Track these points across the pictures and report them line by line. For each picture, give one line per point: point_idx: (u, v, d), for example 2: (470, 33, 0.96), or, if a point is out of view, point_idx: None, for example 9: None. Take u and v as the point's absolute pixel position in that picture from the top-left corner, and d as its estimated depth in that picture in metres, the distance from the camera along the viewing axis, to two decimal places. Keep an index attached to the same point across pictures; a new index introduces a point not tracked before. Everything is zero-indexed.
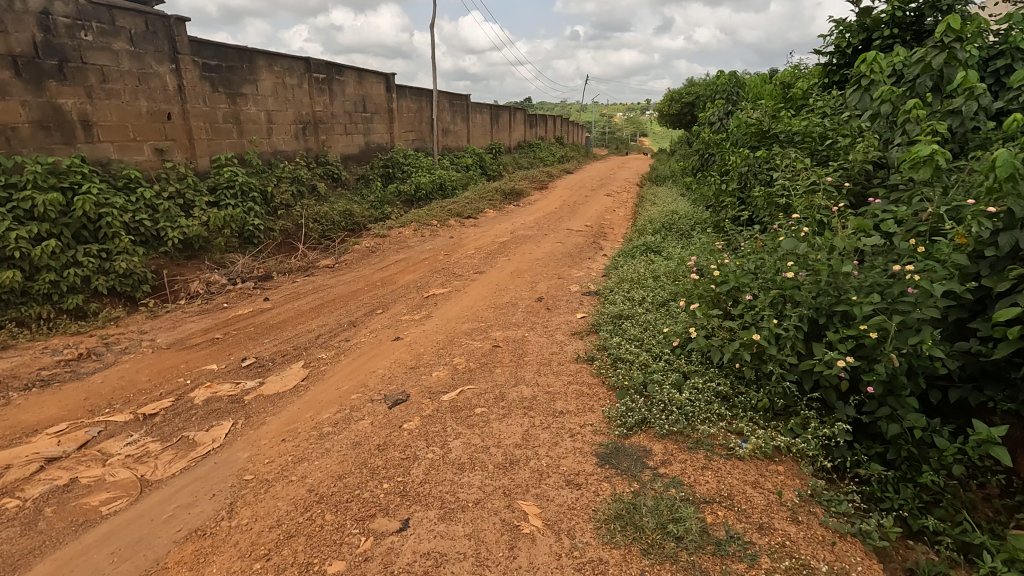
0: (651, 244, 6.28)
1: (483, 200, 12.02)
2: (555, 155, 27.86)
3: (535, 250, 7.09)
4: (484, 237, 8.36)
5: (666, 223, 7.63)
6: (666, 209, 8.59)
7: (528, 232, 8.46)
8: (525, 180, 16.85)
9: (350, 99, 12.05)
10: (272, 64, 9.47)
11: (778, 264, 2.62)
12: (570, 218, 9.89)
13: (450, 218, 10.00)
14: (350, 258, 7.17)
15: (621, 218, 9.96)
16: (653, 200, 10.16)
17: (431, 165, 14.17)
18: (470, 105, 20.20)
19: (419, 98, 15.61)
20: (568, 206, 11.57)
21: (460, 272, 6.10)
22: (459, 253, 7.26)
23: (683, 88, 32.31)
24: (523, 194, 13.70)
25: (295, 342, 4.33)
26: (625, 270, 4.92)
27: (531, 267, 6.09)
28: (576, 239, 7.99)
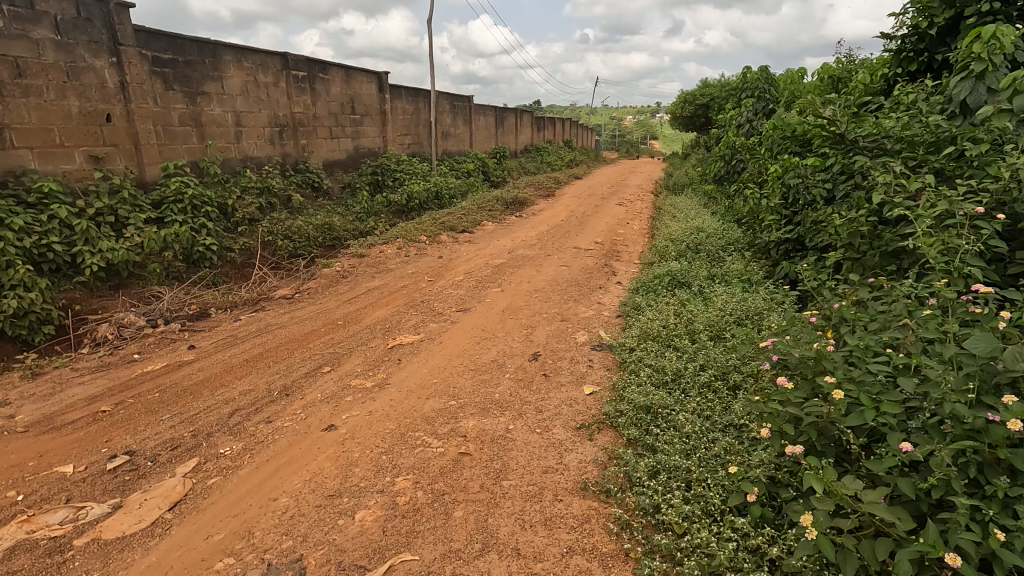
0: (677, 274, 5.10)
1: (482, 210, 10.91)
2: (563, 159, 26.71)
3: (535, 277, 5.94)
4: (478, 258, 7.22)
5: (693, 244, 6.44)
6: (689, 225, 7.41)
7: (528, 251, 7.32)
8: (531, 187, 15.74)
9: (336, 99, 10.96)
10: (241, 59, 8.41)
11: (952, 389, 1.52)
12: (578, 233, 8.73)
13: (442, 232, 8.87)
14: (317, 285, 6.05)
15: (636, 234, 8.78)
16: (672, 213, 8.97)
17: (428, 172, 13.08)
18: (473, 107, 19.13)
19: (416, 99, 14.51)
20: (576, 217, 10.42)
21: (440, 309, 4.96)
22: (445, 280, 6.12)
23: (697, 90, 31.03)
24: (527, 204, 12.56)
25: (198, 423, 3.16)
26: (648, 318, 3.74)
27: (528, 303, 4.95)
28: (584, 261, 6.84)
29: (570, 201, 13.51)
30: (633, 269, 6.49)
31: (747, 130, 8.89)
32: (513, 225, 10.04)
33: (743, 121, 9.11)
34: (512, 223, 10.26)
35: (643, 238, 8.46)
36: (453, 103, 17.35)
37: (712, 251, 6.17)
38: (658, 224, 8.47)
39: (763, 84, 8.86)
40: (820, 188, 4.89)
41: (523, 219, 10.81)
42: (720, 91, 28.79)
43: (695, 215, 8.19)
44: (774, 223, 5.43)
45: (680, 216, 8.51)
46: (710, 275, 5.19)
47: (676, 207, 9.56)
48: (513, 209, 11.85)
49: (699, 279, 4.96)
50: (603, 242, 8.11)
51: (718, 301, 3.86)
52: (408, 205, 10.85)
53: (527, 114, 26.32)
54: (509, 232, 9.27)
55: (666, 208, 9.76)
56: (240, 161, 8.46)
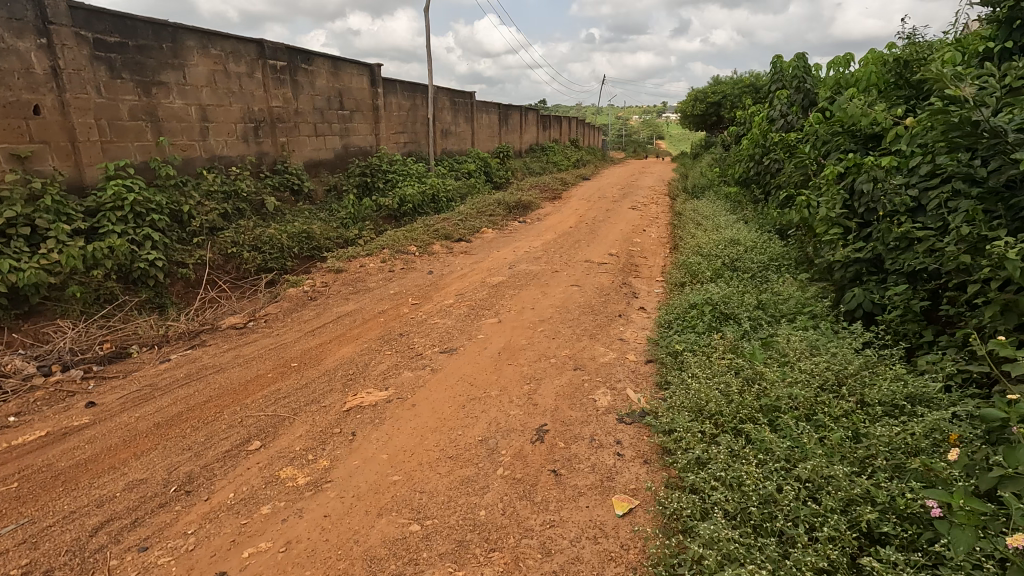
0: (719, 304, 4.07)
1: (481, 215, 9.90)
2: (569, 159, 25.63)
3: (539, 301, 4.93)
4: (475, 274, 6.20)
5: (728, 261, 5.40)
6: (720, 235, 6.35)
7: (533, 266, 6.28)
8: (535, 189, 14.73)
9: (322, 94, 9.97)
10: (207, 46, 7.43)
11: None
12: (590, 243, 7.68)
13: (434, 241, 7.86)
14: (279, 309, 5.04)
15: (655, 245, 7.73)
16: (696, 220, 7.91)
17: (425, 173, 12.09)
18: (475, 105, 18.14)
19: (412, 94, 13.50)
20: (586, 223, 9.37)
21: (421, 348, 3.93)
22: (432, 304, 5.09)
23: (708, 87, 29.84)
24: (531, 207, 11.53)
25: (44, 546, 2.15)
26: (698, 380, 2.71)
27: (531, 339, 3.93)
28: (598, 279, 5.80)
29: (578, 204, 12.46)
30: (657, 290, 5.46)
31: (781, 125, 7.82)
32: (515, 232, 9.02)
33: (776, 115, 8.03)
34: (514, 230, 9.25)
35: (664, 250, 7.42)
36: (453, 99, 16.30)
37: (755, 270, 5.13)
38: (682, 233, 7.42)
39: (801, 73, 7.81)
40: (903, 195, 3.85)
41: (526, 225, 9.78)
42: (733, 89, 27.64)
43: (724, 223, 7.14)
44: (837, 238, 4.39)
45: (706, 223, 7.46)
46: (759, 305, 4.16)
47: (699, 213, 8.51)
48: (516, 213, 10.82)
49: (750, 312, 3.92)
50: (620, 254, 7.07)
51: (794, 353, 2.82)
52: (399, 209, 9.88)
53: (532, 112, 25.25)
54: (511, 240, 8.24)
55: (686, 214, 8.70)
56: (207, 161, 7.49)
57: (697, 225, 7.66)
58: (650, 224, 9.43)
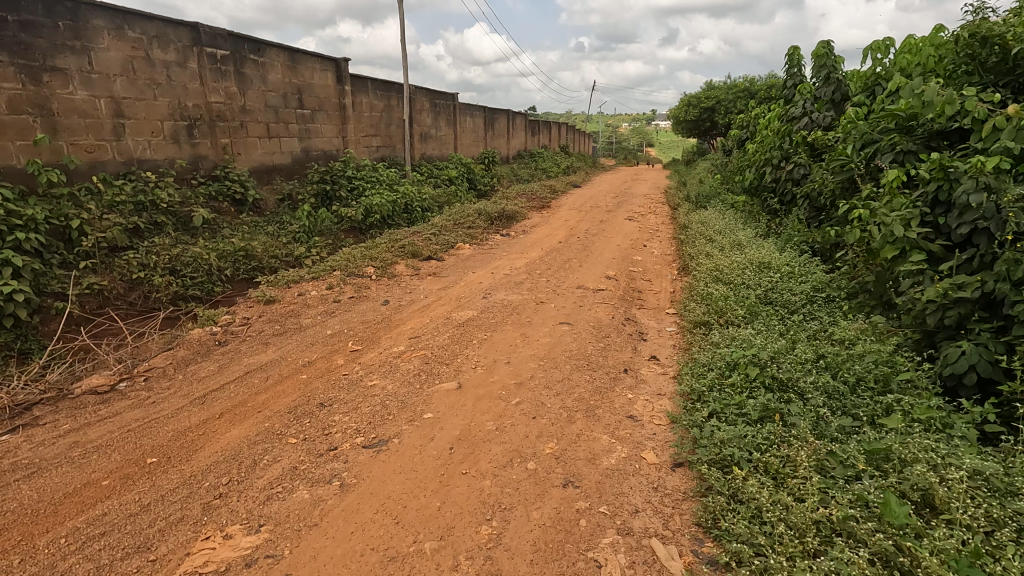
0: (768, 367, 2.88)
1: (457, 228, 8.67)
2: (558, 166, 24.51)
3: (517, 348, 3.71)
4: (440, 305, 4.97)
5: (760, 293, 4.21)
6: (743, 255, 5.16)
7: (513, 295, 5.06)
8: (522, 198, 13.56)
9: (275, 90, 8.73)
10: (122, 26, 6.18)
11: None
12: (583, 262, 6.49)
13: (396, 261, 6.62)
14: (171, 361, 3.78)
15: (661, 266, 6.55)
16: (706, 235, 6.75)
17: (398, 179, 10.87)
18: (458, 107, 16.98)
19: (385, 94, 12.28)
20: (578, 237, 8.17)
21: (340, 434, 2.69)
22: (376, 353, 3.84)
23: (702, 92, 28.85)
24: (517, 218, 10.33)
25: None
26: (792, 564, 1.55)
27: (501, 421, 2.71)
28: (595, 313, 4.59)
29: (569, 214, 11.28)
30: (671, 331, 4.26)
31: (805, 125, 6.68)
32: (495, 249, 7.80)
33: (798, 112, 6.88)
34: (495, 246, 8.03)
35: (671, 272, 6.24)
36: (433, 100, 15.09)
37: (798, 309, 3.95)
38: (692, 251, 6.25)
39: (829, 63, 6.67)
40: None
41: (510, 239, 8.58)
42: (727, 94, 26.70)
43: (743, 238, 5.97)
44: (921, 268, 3.22)
45: (721, 239, 6.28)
46: (823, 365, 2.98)
47: (708, 226, 7.34)
48: (499, 224, 9.61)
49: (818, 382, 2.74)
50: (620, 279, 5.87)
51: (951, 499, 1.68)
52: (364, 222, 8.65)
53: (520, 117, 24.12)
54: (491, 259, 7.02)
55: (694, 227, 7.52)
56: (123, 165, 6.21)
57: (708, 241, 6.49)
58: (651, 238, 8.27)
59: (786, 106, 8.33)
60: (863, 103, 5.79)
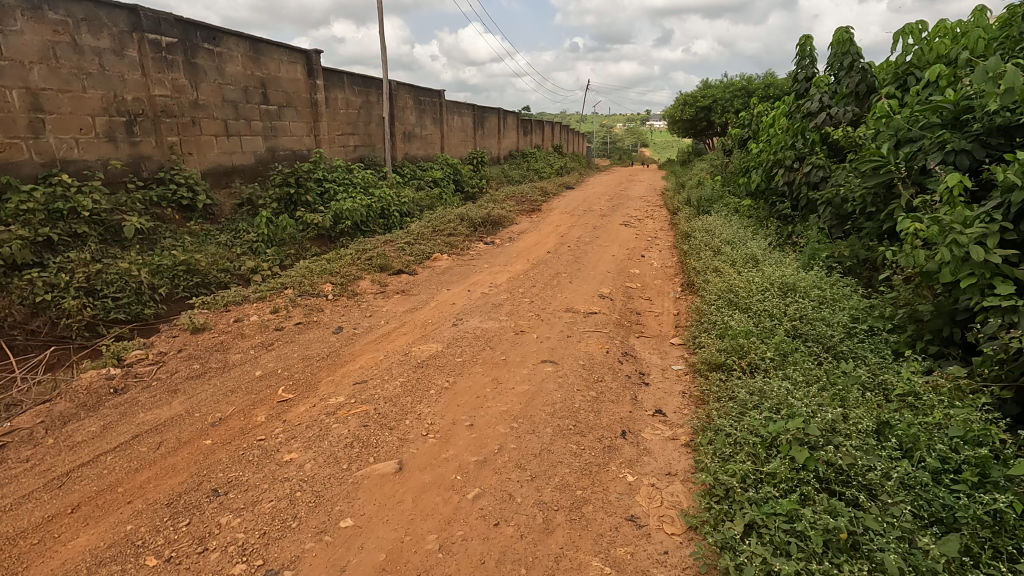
0: (818, 446, 2.12)
1: (436, 236, 7.87)
2: (551, 167, 23.71)
3: (486, 402, 2.92)
4: (401, 334, 4.17)
5: (787, 325, 3.45)
6: (759, 273, 4.40)
7: (489, 321, 4.27)
8: (512, 201, 12.80)
9: (234, 84, 7.91)
10: (40, 7, 5.38)
11: None
12: (574, 277, 5.70)
13: (360, 277, 5.81)
14: (46, 418, 2.96)
15: (662, 282, 5.77)
16: (712, 246, 5.98)
17: (376, 182, 10.06)
18: (445, 106, 16.19)
19: (363, 89, 11.46)
20: (568, 247, 7.39)
21: (219, 554, 1.90)
22: (307, 406, 3.04)
23: (698, 91, 28.12)
24: (503, 224, 9.54)
25: None
26: None
27: (446, 533, 1.92)
28: (585, 346, 3.81)
29: (559, 219, 10.48)
30: (678, 370, 3.49)
31: (823, 121, 5.92)
32: (477, 260, 7.00)
33: (814, 107, 6.12)
34: (476, 256, 7.23)
35: (673, 289, 5.47)
36: (417, 97, 14.26)
37: (836, 347, 3.19)
38: (698, 265, 5.47)
39: (851, 50, 5.90)
40: None
41: (494, 248, 7.78)
42: (724, 93, 25.98)
43: (757, 251, 5.20)
44: (1007, 302, 2.47)
45: (730, 251, 5.51)
46: (892, 441, 2.21)
47: (713, 234, 6.57)
48: (483, 231, 8.80)
49: (890, 470, 1.97)
50: (616, 299, 5.09)
51: None
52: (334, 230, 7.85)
53: (511, 115, 23.29)
54: (470, 273, 6.23)
55: (697, 236, 6.75)
56: (41, 167, 5.39)
57: (716, 254, 5.72)
58: (649, 247, 7.49)
59: (797, 102, 7.56)
60: (894, 96, 5.03)
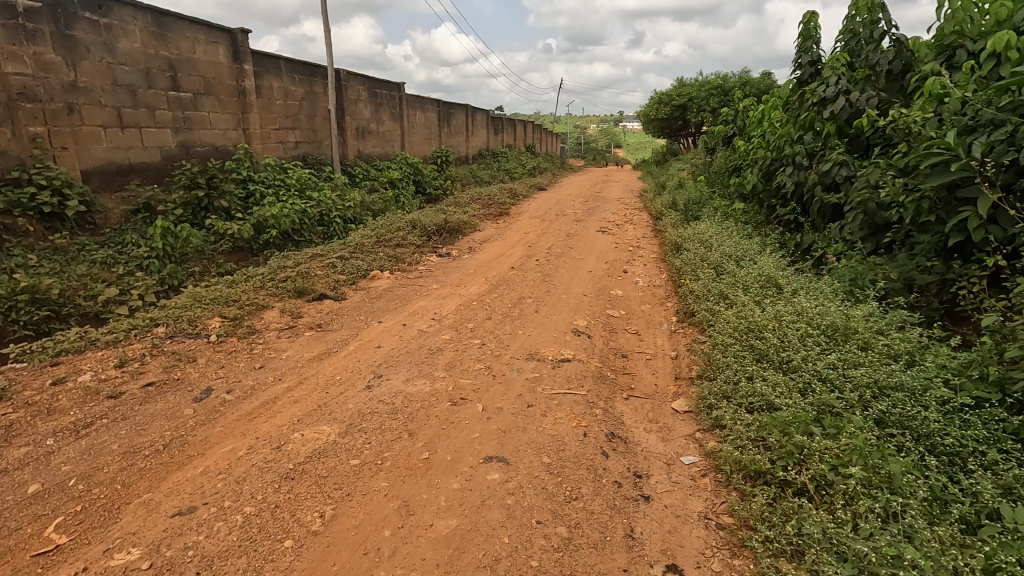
0: None
1: (379, 247, 6.58)
2: (522, 167, 22.54)
3: (378, 563, 1.71)
4: (292, 402, 2.91)
5: (854, 396, 2.32)
6: (786, 305, 3.28)
7: (419, 377, 3.04)
8: (477, 204, 11.60)
9: (130, 65, 6.52)
10: None
11: None
12: (542, 303, 4.51)
13: (267, 306, 4.51)
14: None
15: (651, 308, 4.62)
16: (711, 261, 4.85)
17: (318, 183, 8.74)
18: (405, 100, 14.89)
19: (305, 78, 10.10)
20: (536, 260, 6.20)
21: None
22: (69, 574, 1.75)
23: (673, 89, 27.31)
24: (464, 231, 8.30)
25: None
26: None
27: None
28: (554, 422, 2.61)
29: (528, 225, 9.28)
30: (691, 469, 2.33)
31: (843, 108, 4.86)
32: (425, 278, 5.75)
33: (830, 92, 5.05)
34: (425, 273, 5.98)
35: (666, 319, 4.33)
36: (372, 90, 12.92)
37: (939, 441, 2.09)
38: (698, 288, 4.34)
39: (878, 21, 4.86)
40: None
41: (448, 263, 6.53)
42: (700, 91, 25.20)
43: (773, 270, 4.08)
44: None
45: (737, 269, 4.39)
46: None
47: (710, 246, 5.45)
48: (439, 240, 7.54)
49: None
50: (595, 336, 3.92)
51: None
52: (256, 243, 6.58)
53: (479, 113, 22.04)
54: (411, 298, 4.99)
55: (689, 247, 5.63)
56: None
57: (718, 275, 4.60)
58: (632, 259, 6.36)
59: (800, 89, 6.50)
60: (939, 73, 3.98)
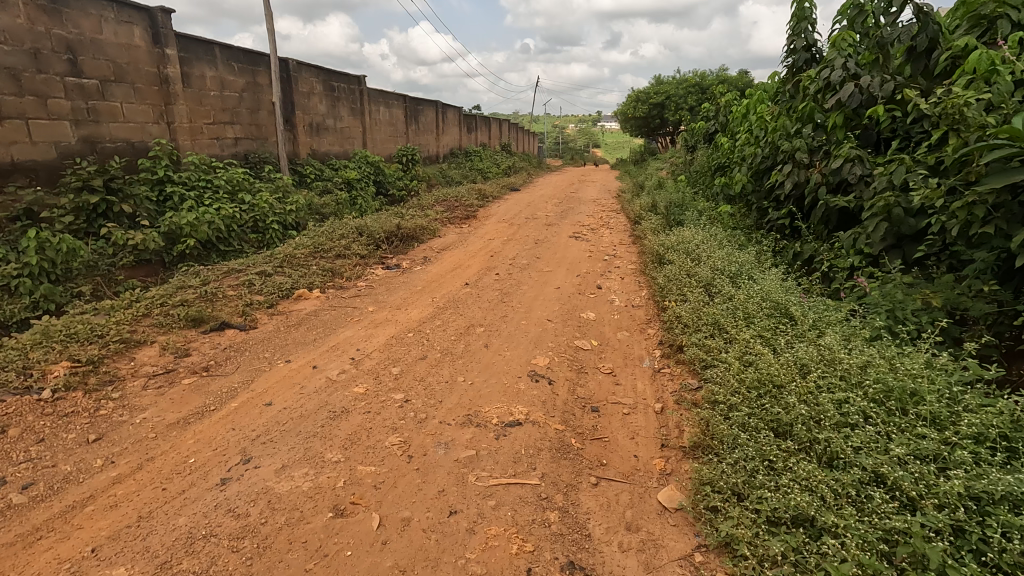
0: None
1: (313, 259, 5.64)
2: (497, 167, 21.65)
3: None
4: (107, 509, 1.98)
5: (939, 516, 1.51)
6: (809, 346, 2.47)
7: (302, 462, 2.14)
8: (442, 206, 10.70)
9: (8, 43, 5.48)
10: None
11: None
12: (495, 334, 3.64)
13: (145, 341, 3.54)
14: None
15: (629, 338, 3.78)
16: (700, 277, 4.04)
17: (257, 184, 7.75)
18: (367, 95, 13.90)
19: (246, 67, 9.07)
20: (496, 273, 5.33)
21: None
22: None
23: (650, 86, 26.66)
24: (420, 239, 7.36)
25: None
26: None
27: None
28: (483, 546, 1.75)
29: (494, 230, 8.41)
30: None
31: (852, 95, 4.09)
32: (362, 298, 4.82)
33: (836, 77, 4.28)
34: (363, 291, 5.04)
35: (648, 354, 3.50)
36: (327, 83, 11.89)
37: None
38: (687, 313, 3.52)
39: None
40: None
41: (395, 277, 5.61)
42: (678, 89, 24.60)
43: (780, 291, 3.28)
44: None
45: (734, 289, 3.58)
46: None
47: (697, 257, 4.64)
48: (389, 248, 6.59)
49: None
50: (558, 381, 3.06)
51: None
52: (170, 261, 5.68)
53: (451, 110, 21.09)
54: (338, 325, 4.08)
55: (673, 258, 4.81)
56: None
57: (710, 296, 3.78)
58: (607, 272, 5.53)
59: (796, 77, 5.73)
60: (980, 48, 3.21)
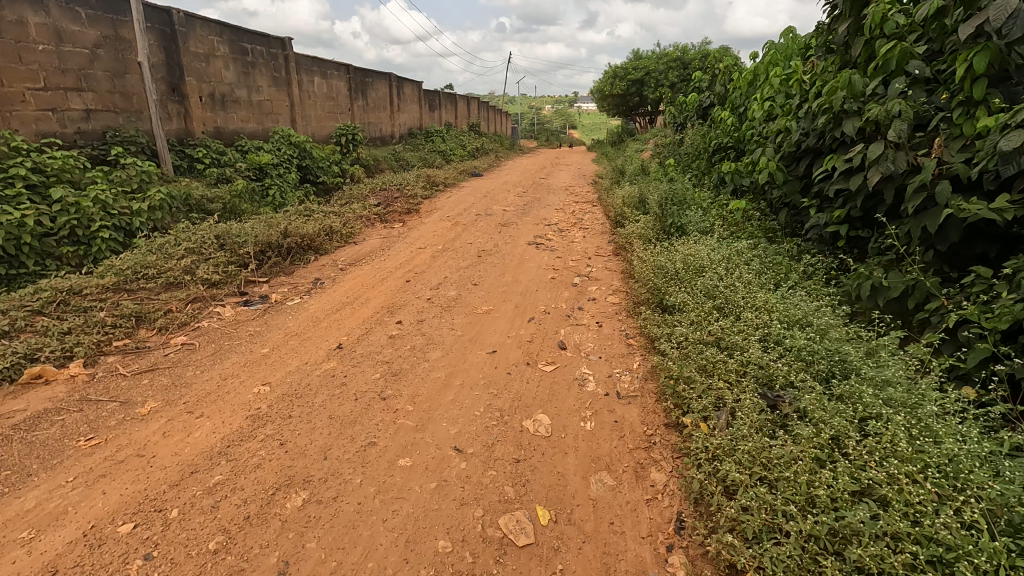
0: None
1: (115, 295, 3.58)
2: (461, 148, 19.47)
3: None
4: None
5: None
6: None
7: None
8: (377, 199, 8.63)
9: None
10: None
11: None
12: (327, 514, 1.68)
13: None
14: None
15: (611, 498, 1.85)
16: (751, 366, 2.13)
17: (95, 173, 5.58)
18: (295, 62, 11.60)
19: (101, 15, 6.80)
20: (400, 318, 3.34)
21: None
22: None
23: (629, 61, 24.60)
24: (320, 250, 5.31)
25: None
26: None
27: None
28: None
29: (432, 232, 6.40)
30: None
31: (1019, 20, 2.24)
32: (153, 378, 2.79)
33: None
34: (169, 359, 3.01)
35: (657, 564, 1.58)
36: (237, 44, 9.60)
37: None
38: (746, 479, 1.63)
39: None
40: None
41: (246, 322, 3.60)
42: (658, 65, 22.62)
43: (976, 465, 1.42)
44: None
45: (839, 417, 1.71)
46: None
47: (726, 304, 2.72)
48: (263, 268, 4.56)
49: None
50: None
51: None
52: None
53: (407, 84, 18.71)
54: (39, 466, 2.07)
55: (683, 302, 2.88)
56: None
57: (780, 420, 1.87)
58: (576, 312, 3.59)
59: (859, 13, 3.82)
60: None
